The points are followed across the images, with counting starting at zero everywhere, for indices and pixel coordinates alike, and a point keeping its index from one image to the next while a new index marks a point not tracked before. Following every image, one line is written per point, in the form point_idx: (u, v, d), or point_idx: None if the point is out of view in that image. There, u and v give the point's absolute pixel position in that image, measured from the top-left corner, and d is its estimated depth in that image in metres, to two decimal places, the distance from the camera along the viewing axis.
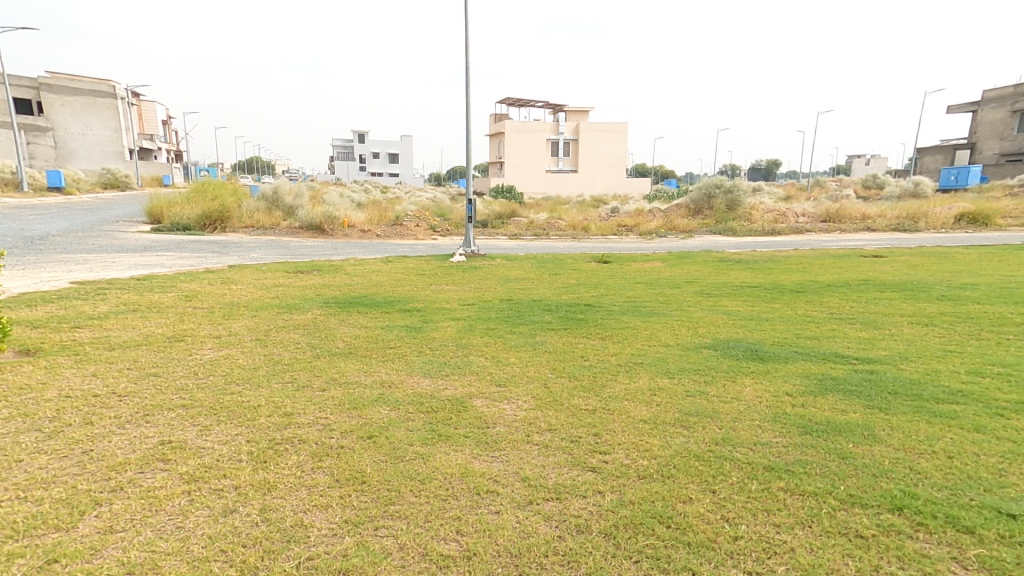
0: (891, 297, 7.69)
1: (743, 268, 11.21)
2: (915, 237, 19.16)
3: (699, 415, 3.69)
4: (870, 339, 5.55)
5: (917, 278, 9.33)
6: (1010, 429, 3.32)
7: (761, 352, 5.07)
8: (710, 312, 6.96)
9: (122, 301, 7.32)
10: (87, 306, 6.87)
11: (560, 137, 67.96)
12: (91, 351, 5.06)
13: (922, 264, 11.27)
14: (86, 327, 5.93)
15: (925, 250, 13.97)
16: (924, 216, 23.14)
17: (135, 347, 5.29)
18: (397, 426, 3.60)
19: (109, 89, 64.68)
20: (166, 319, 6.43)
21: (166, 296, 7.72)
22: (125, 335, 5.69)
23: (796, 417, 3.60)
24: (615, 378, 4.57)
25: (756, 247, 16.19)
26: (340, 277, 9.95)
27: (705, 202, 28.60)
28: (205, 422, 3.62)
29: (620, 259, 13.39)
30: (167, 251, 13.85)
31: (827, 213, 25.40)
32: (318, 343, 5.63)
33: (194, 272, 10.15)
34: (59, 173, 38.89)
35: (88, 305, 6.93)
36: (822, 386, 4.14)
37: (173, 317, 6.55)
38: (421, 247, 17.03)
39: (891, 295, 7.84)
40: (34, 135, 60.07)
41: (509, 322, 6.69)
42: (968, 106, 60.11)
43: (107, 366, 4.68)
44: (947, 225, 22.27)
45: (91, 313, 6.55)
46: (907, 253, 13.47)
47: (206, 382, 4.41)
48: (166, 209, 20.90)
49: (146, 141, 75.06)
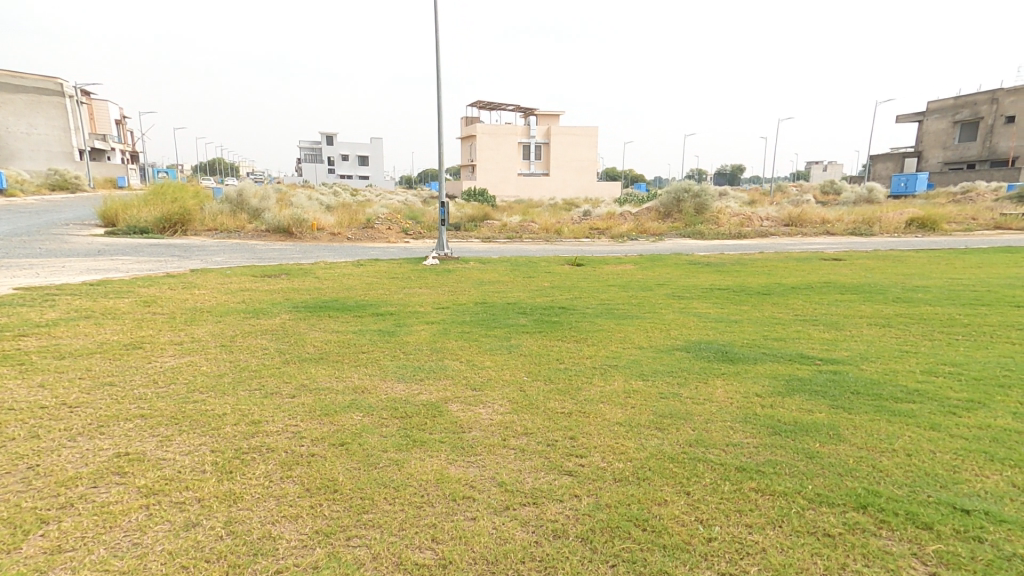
0: (851, 299, 7.95)
1: (711, 271, 11.42)
2: (871, 241, 19.93)
3: (673, 417, 3.73)
4: (833, 340, 5.72)
5: (874, 281, 9.69)
6: (964, 427, 3.46)
7: (732, 353, 5.17)
8: (681, 314, 7.07)
9: (73, 307, 6.99)
10: (35, 314, 6.55)
11: (532, 141, 68.29)
12: (39, 361, 4.81)
13: (878, 266, 11.75)
14: (34, 335, 5.63)
15: (881, 253, 14.53)
16: (879, 221, 24.09)
17: (88, 355, 5.06)
18: (370, 433, 3.53)
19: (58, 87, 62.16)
20: (122, 326, 6.17)
21: (123, 302, 7.41)
22: (77, 343, 5.43)
23: (767, 417, 3.68)
24: (590, 380, 4.59)
25: (724, 250, 16.55)
26: (309, 281, 9.74)
27: (674, 206, 29.14)
28: (166, 433, 3.48)
29: (592, 262, 13.52)
30: (124, 255, 13.34)
31: (789, 217, 26.19)
32: (287, 348, 5.49)
33: (152, 277, 9.78)
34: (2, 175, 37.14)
35: (35, 312, 6.60)
36: (790, 387, 4.24)
37: (130, 324, 6.28)
38: (393, 250, 16.84)
39: (851, 297, 8.11)
40: None
41: (484, 326, 6.66)
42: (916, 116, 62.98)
43: (57, 376, 4.46)
44: (900, 230, 23.26)
45: (40, 320, 6.23)
46: (864, 256, 13.99)
47: (166, 390, 4.24)
48: (124, 211, 20.14)
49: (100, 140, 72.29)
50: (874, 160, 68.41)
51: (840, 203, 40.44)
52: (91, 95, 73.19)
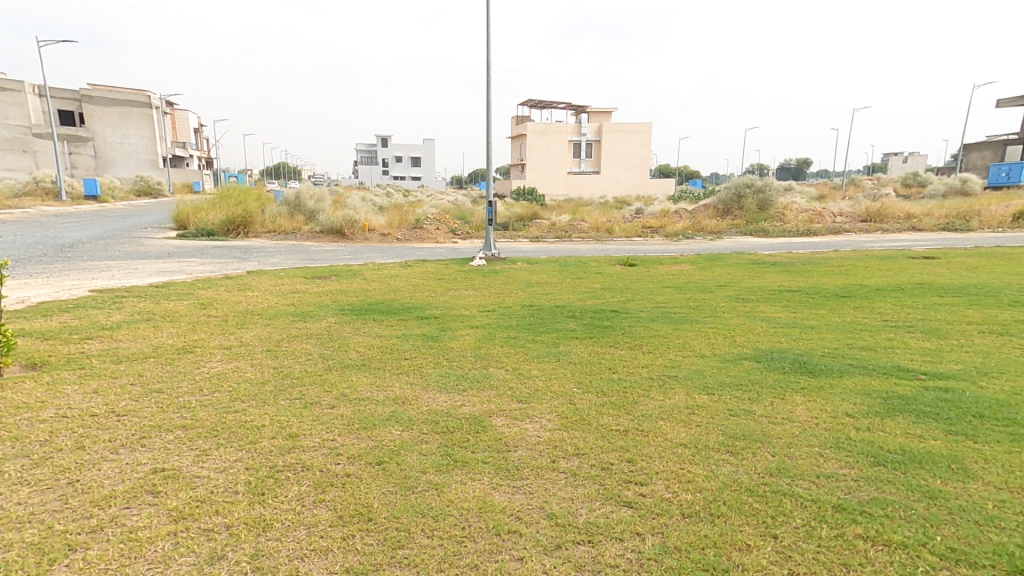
0: (952, 303, 7.09)
1: (779, 271, 10.64)
2: (967, 238, 18.19)
3: (747, 438, 3.28)
4: (936, 350, 5.03)
5: (978, 282, 8.66)
6: None
7: (811, 365, 4.63)
8: (747, 319, 6.50)
9: (136, 310, 7.19)
10: (102, 316, 6.75)
11: (582, 139, 67.45)
12: (97, 365, 4.87)
13: (981, 266, 10.57)
14: (97, 338, 5.77)
15: (981, 251, 13.18)
16: (976, 216, 22.03)
17: (143, 359, 5.11)
18: (409, 450, 3.30)
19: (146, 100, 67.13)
20: (178, 329, 6.25)
21: (182, 305, 7.57)
22: (134, 347, 5.51)
23: (864, 443, 3.18)
24: (648, 394, 4.16)
25: (793, 248, 15.50)
26: (358, 283, 9.73)
27: (734, 203, 27.82)
28: (204, 446, 3.35)
29: (646, 261, 12.99)
30: (190, 257, 13.93)
31: (867, 213, 24.41)
32: (330, 353, 5.37)
33: (212, 278, 10.04)
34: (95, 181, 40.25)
35: (103, 315, 6.81)
36: (888, 407, 3.68)
37: (186, 327, 6.36)
38: (441, 250, 16.81)
39: (951, 301, 7.24)
40: (76, 145, 62.53)
41: (531, 330, 6.34)
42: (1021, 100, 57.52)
43: (110, 382, 4.47)
44: (1003, 225, 21.13)
45: (105, 323, 6.40)
46: (961, 254, 12.71)
47: (211, 398, 4.15)
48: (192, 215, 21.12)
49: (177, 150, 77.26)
50: (963, 148, 63.07)
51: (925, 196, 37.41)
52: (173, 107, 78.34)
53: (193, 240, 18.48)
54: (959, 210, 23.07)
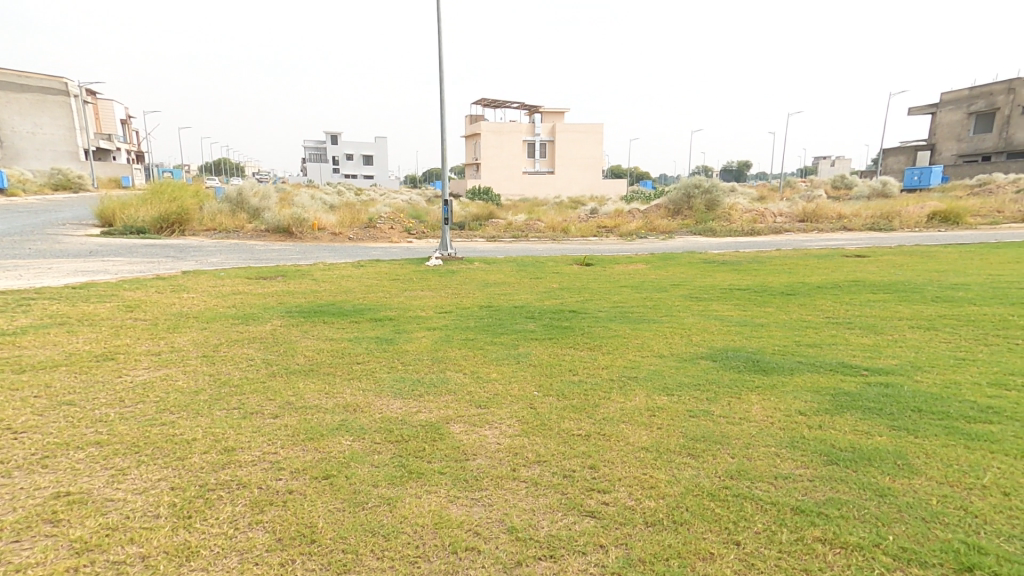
0: (885, 299, 7.45)
1: (729, 269, 10.93)
2: (891, 236, 19.33)
3: (707, 440, 3.26)
4: (876, 346, 5.23)
5: (905, 279, 9.15)
6: None
7: (763, 363, 4.69)
8: (701, 317, 6.58)
9: (48, 314, 6.56)
10: (6, 321, 6.13)
11: (537, 139, 67.85)
12: None
13: (906, 263, 11.21)
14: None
15: (906, 249, 14.00)
16: (898, 216, 23.49)
17: (53, 368, 4.65)
18: (360, 462, 3.10)
19: (62, 88, 62.94)
20: (97, 334, 5.75)
21: (103, 307, 7.00)
22: (42, 355, 5.00)
23: (817, 441, 3.21)
24: (609, 396, 4.11)
25: (739, 247, 16.04)
26: (306, 284, 9.33)
27: (684, 203, 28.59)
28: (122, 465, 3.04)
29: (602, 260, 13.11)
30: (117, 256, 13.02)
31: (803, 213, 25.62)
32: (275, 359, 5.06)
33: (141, 279, 9.39)
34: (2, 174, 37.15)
35: (6, 319, 6.19)
36: (837, 404, 3.75)
37: (106, 332, 5.86)
38: (394, 250, 16.43)
39: (884, 297, 7.61)
40: None
41: (489, 332, 6.21)
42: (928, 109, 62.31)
43: (10, 395, 4.02)
44: (921, 224, 22.59)
45: (9, 328, 5.80)
46: (889, 252, 13.46)
47: (133, 411, 3.80)
48: (120, 212, 19.77)
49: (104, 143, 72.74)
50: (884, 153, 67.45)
51: (854, 198, 39.62)
52: (94, 96, 73.35)
53: (120, 239, 17.30)
54: (884, 211, 24.56)
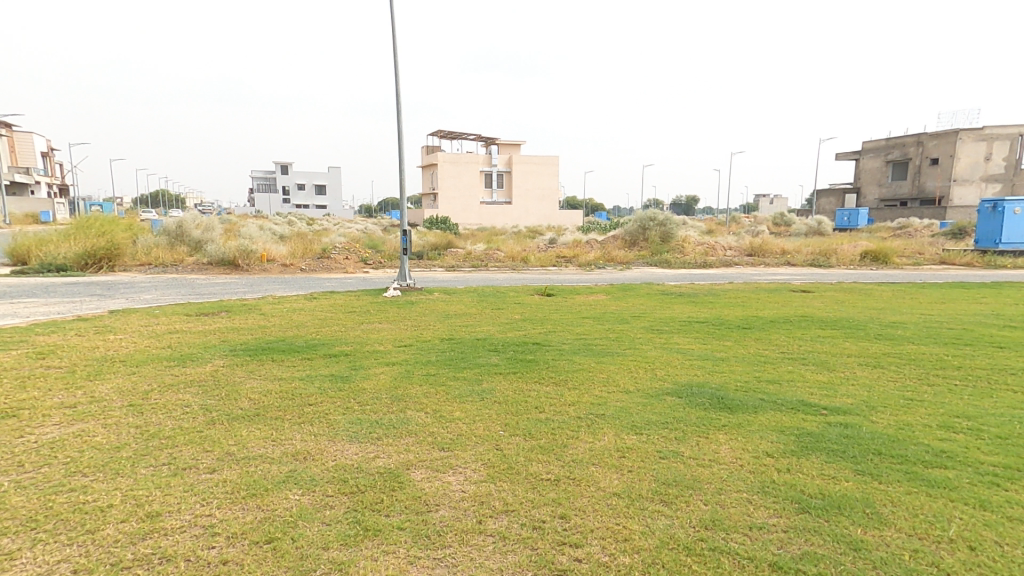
0: (833, 335, 7.70)
1: (685, 302, 11.14)
2: (830, 273, 20.31)
3: (679, 485, 3.14)
4: (831, 383, 5.31)
5: (849, 314, 9.54)
6: (1016, 506, 2.96)
7: (728, 400, 4.67)
8: (664, 351, 6.58)
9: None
10: None
11: (495, 170, 68.72)
12: None
13: (848, 299, 11.72)
14: None
15: (846, 285, 14.71)
16: (834, 253, 24.81)
17: None
18: (309, 520, 2.82)
19: None
20: (2, 387, 5.18)
21: (12, 355, 6.37)
22: None
23: (788, 486, 3.15)
24: (577, 436, 3.96)
25: (694, 280, 16.47)
26: (253, 319, 8.88)
27: (640, 235, 29.30)
28: (13, 546, 2.65)
29: (562, 291, 13.13)
30: (32, 297, 12.06)
31: (750, 247, 26.70)
32: (215, 404, 4.67)
33: (61, 320, 8.67)
34: None
35: None
36: (802, 445, 3.74)
37: (13, 383, 5.30)
38: (350, 281, 15.97)
39: (832, 332, 7.87)
40: None
41: (452, 366, 5.99)
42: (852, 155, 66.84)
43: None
44: (855, 262, 23.91)
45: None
46: (831, 288, 14.10)
47: (34, 477, 3.37)
48: (39, 247, 18.45)
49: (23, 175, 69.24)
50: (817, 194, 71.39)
51: (793, 233, 41.76)
52: (9, 127, 70.15)
53: (38, 277, 16.13)
54: (822, 248, 25.90)
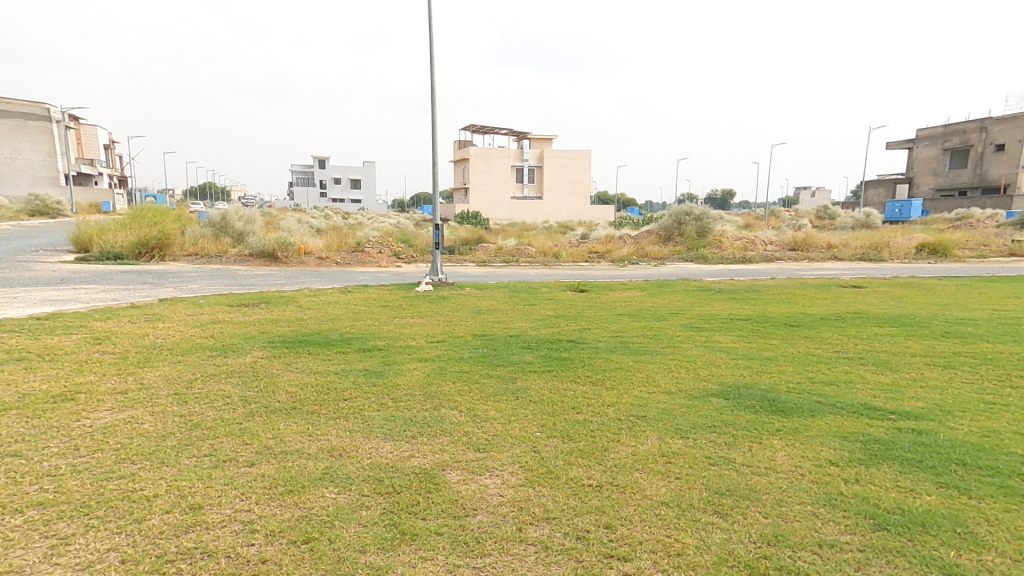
0: (892, 333, 7.26)
1: (726, 298, 10.77)
2: (882, 268, 19.36)
3: (735, 495, 2.95)
4: (895, 386, 4.97)
5: (909, 312, 9.00)
6: None
7: (779, 403, 4.42)
8: (706, 350, 6.32)
9: (7, 349, 6.07)
10: None
11: (526, 164, 68.41)
12: None
13: (906, 296, 11.12)
14: None
15: (901, 281, 13.97)
16: (886, 247, 23.68)
17: (4, 412, 4.20)
18: (345, 520, 2.73)
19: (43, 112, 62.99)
20: (59, 371, 5.30)
21: (69, 340, 6.55)
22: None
23: (859, 499, 2.92)
24: (618, 439, 3.79)
25: (733, 275, 15.98)
26: (290, 311, 8.97)
27: (675, 229, 28.65)
28: (66, 532, 2.65)
29: (596, 287, 12.89)
30: (88, 285, 12.51)
31: (794, 241, 25.77)
32: (254, 396, 4.67)
33: (113, 308, 8.92)
34: None
35: None
36: (870, 453, 3.48)
37: (69, 368, 5.41)
38: (382, 275, 16.05)
39: (891, 331, 7.43)
40: None
41: (485, 364, 5.86)
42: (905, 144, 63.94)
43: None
44: (909, 255, 22.76)
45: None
46: (884, 283, 13.47)
47: (88, 462, 3.41)
48: (94, 238, 19.17)
49: (86, 169, 72.66)
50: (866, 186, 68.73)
51: (838, 228, 40.14)
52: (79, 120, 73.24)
53: (94, 266, 16.76)
54: (872, 242, 24.83)
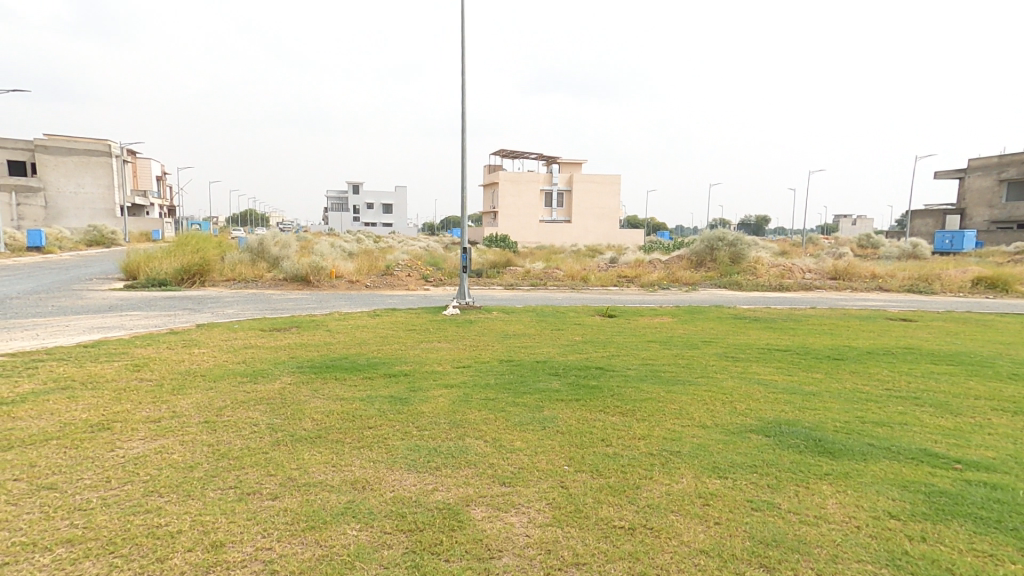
0: (950, 372, 6.84)
1: (762, 327, 10.44)
2: (932, 301, 18.54)
3: (784, 550, 2.76)
4: (959, 431, 4.62)
5: (966, 349, 8.52)
6: None
7: (827, 443, 4.16)
8: (743, 381, 6.06)
9: (52, 377, 6.24)
10: (7, 386, 5.80)
11: (554, 188, 68.75)
12: None
13: (963, 332, 10.56)
14: None
15: (956, 315, 13.31)
16: (938, 280, 22.71)
17: (44, 442, 4.27)
18: (366, 561, 2.63)
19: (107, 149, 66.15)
20: (99, 400, 5.41)
21: (111, 367, 6.72)
22: (37, 426, 4.63)
23: (926, 560, 2.68)
24: (651, 476, 3.61)
25: (770, 304, 15.54)
26: (320, 335, 9.05)
27: (707, 255, 28.16)
28: (91, 571, 2.63)
29: (625, 312, 12.68)
30: (133, 310, 12.96)
31: (834, 270, 24.98)
32: (281, 424, 4.64)
33: (155, 334, 9.16)
34: (40, 233, 37.86)
35: (7, 385, 5.85)
36: (934, 506, 3.21)
37: (109, 396, 5.52)
38: (411, 299, 16.15)
39: (948, 369, 7.01)
40: (25, 197, 61.36)
41: (512, 391, 5.73)
42: (956, 174, 62.15)
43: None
44: (964, 289, 21.76)
45: (7, 396, 5.44)
46: (937, 317, 12.86)
47: (118, 495, 3.41)
48: (140, 263, 19.92)
49: (140, 200, 76.29)
50: (913, 216, 66.77)
51: (883, 257, 38.85)
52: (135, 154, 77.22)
53: (140, 291, 17.41)
54: (921, 273, 23.87)
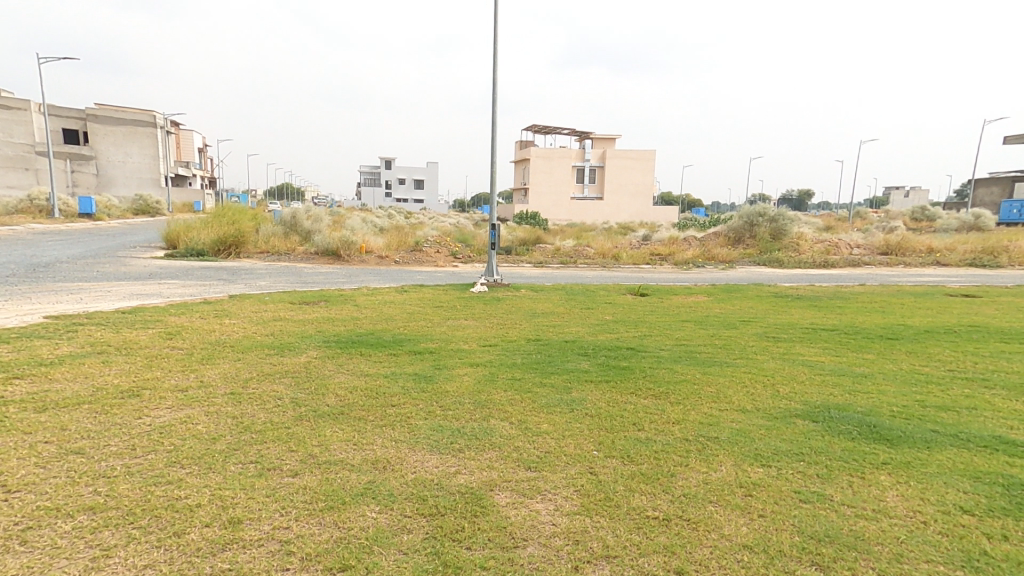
0: (1020, 351, 6.34)
1: (806, 306, 9.95)
2: (996, 275, 17.46)
3: (839, 549, 2.51)
4: None
5: None
6: None
7: (883, 430, 3.84)
8: (785, 363, 5.74)
9: (89, 341, 6.36)
10: (46, 348, 5.92)
11: (586, 164, 67.52)
12: (15, 415, 4.07)
13: None
14: (28, 377, 4.93)
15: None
16: (1004, 253, 21.37)
17: (75, 407, 4.31)
18: (385, 546, 2.52)
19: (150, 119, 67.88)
20: (130, 366, 5.47)
21: (145, 334, 6.83)
22: (70, 390, 4.69)
23: (1011, 562, 2.40)
24: (686, 463, 3.39)
25: (814, 281, 14.89)
26: (347, 310, 9.03)
27: (745, 231, 27.19)
28: (110, 542, 2.59)
29: (658, 291, 12.31)
30: (171, 280, 13.24)
31: (886, 245, 23.79)
32: (304, 399, 4.58)
33: (189, 303, 9.29)
34: (92, 200, 39.40)
35: (46, 347, 5.97)
36: (1009, 501, 2.91)
37: (140, 363, 5.58)
38: (439, 275, 16.06)
39: (1018, 349, 6.50)
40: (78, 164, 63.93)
41: (538, 371, 5.55)
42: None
43: (18, 441, 3.65)
44: None
45: (46, 357, 5.56)
46: (1001, 293, 12.05)
47: (141, 464, 3.39)
48: (179, 234, 20.39)
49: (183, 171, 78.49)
50: (976, 185, 63.04)
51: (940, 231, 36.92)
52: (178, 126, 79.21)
53: (179, 261, 17.83)
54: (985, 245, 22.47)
